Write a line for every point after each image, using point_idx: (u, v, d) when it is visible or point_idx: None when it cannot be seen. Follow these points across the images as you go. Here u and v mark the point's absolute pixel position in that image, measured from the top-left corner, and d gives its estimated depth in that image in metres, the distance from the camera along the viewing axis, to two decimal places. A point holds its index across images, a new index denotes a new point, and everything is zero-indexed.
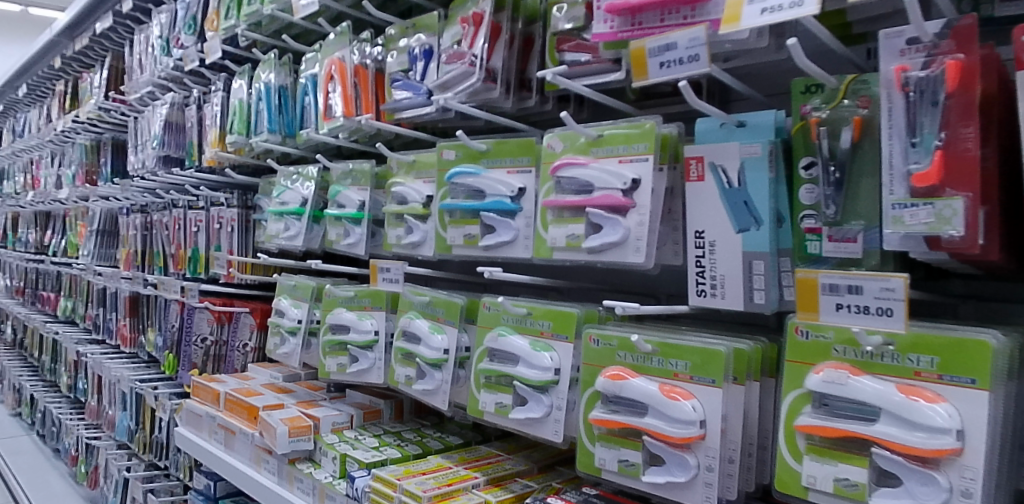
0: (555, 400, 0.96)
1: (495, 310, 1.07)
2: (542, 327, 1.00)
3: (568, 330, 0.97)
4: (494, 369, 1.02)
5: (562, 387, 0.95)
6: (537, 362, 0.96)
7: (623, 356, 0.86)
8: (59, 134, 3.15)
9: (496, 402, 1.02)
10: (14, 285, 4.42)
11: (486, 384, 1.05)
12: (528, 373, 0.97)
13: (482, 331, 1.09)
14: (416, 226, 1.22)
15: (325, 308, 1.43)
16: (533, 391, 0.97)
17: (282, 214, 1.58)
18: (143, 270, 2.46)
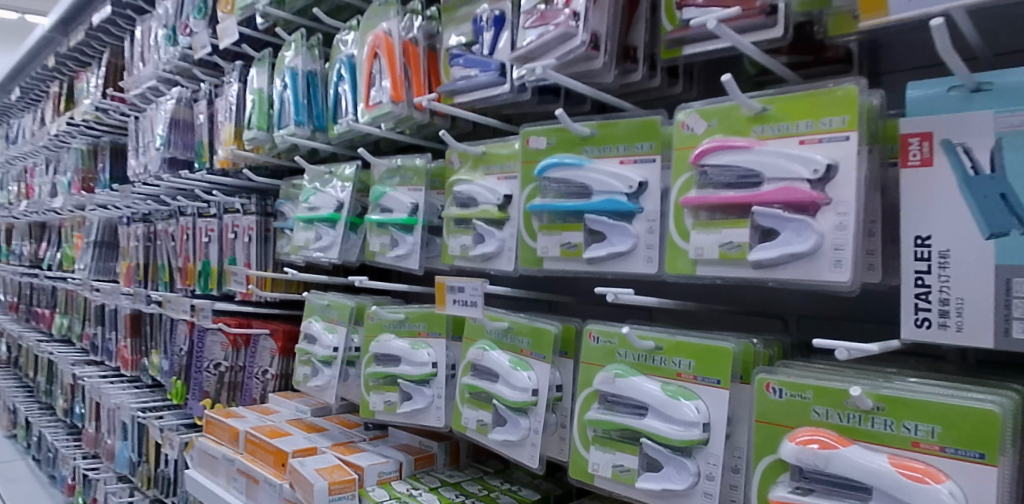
0: (705, 468, 0.71)
1: (606, 342, 0.83)
2: (678, 367, 0.76)
3: (721, 372, 0.72)
4: (612, 422, 0.78)
5: (715, 449, 0.71)
6: (678, 416, 0.72)
7: (821, 412, 0.62)
8: (54, 139, 2.91)
9: (614, 465, 0.78)
10: (7, 301, 4.17)
11: (599, 441, 0.80)
12: (665, 430, 0.72)
13: (587, 370, 0.84)
14: (489, 234, 0.98)
15: (368, 333, 1.19)
16: (671, 455, 0.73)
17: (311, 221, 1.34)
18: (147, 286, 2.21)
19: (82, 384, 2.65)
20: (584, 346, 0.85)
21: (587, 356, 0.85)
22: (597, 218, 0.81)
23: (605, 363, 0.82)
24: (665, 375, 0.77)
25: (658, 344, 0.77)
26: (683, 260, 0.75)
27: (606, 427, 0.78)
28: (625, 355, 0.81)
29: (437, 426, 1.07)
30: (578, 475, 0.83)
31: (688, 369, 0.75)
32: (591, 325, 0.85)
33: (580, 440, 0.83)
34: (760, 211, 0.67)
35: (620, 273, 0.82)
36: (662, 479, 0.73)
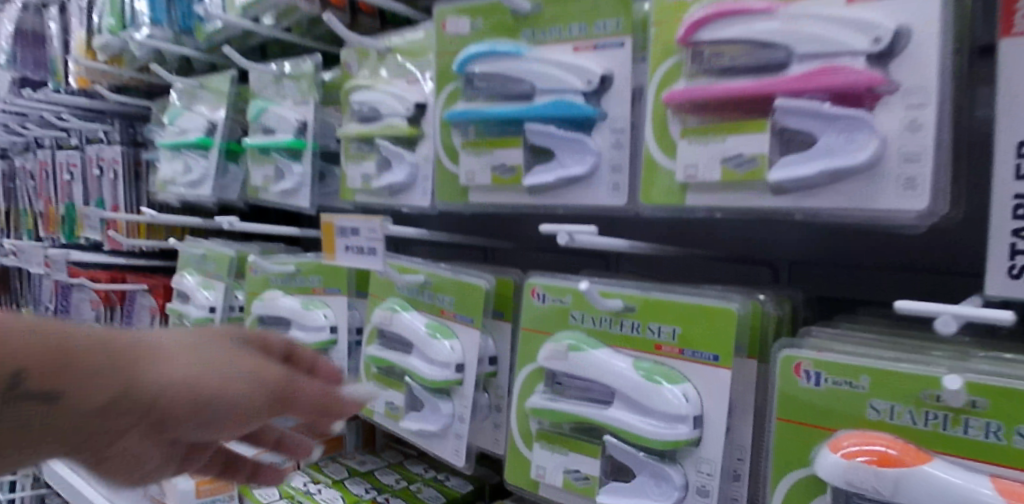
0: (694, 479, 0.50)
1: (555, 302, 0.60)
2: (656, 336, 0.54)
3: (718, 344, 0.50)
4: (563, 414, 0.56)
5: (710, 455, 0.50)
6: (658, 409, 0.50)
7: (878, 408, 0.41)
8: None
9: (567, 471, 0.57)
10: None
11: (545, 437, 0.59)
12: (640, 428, 0.51)
13: (529, 339, 0.62)
14: (396, 157, 0.73)
15: (251, 291, 0.93)
16: (647, 461, 0.51)
17: (179, 148, 1.05)
18: (9, 235, 1.87)
19: None
20: (526, 307, 0.63)
21: (528, 320, 0.62)
22: (540, 129, 0.57)
23: (554, 330, 0.60)
24: (637, 346, 0.55)
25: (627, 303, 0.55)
26: (666, 185, 0.52)
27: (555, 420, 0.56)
28: (582, 319, 0.58)
29: None
30: (518, 479, 0.62)
31: (671, 339, 0.53)
32: (533, 278, 0.62)
33: (521, 433, 0.62)
34: (790, 107, 0.44)
35: (575, 207, 0.59)
36: (634, 493, 0.52)
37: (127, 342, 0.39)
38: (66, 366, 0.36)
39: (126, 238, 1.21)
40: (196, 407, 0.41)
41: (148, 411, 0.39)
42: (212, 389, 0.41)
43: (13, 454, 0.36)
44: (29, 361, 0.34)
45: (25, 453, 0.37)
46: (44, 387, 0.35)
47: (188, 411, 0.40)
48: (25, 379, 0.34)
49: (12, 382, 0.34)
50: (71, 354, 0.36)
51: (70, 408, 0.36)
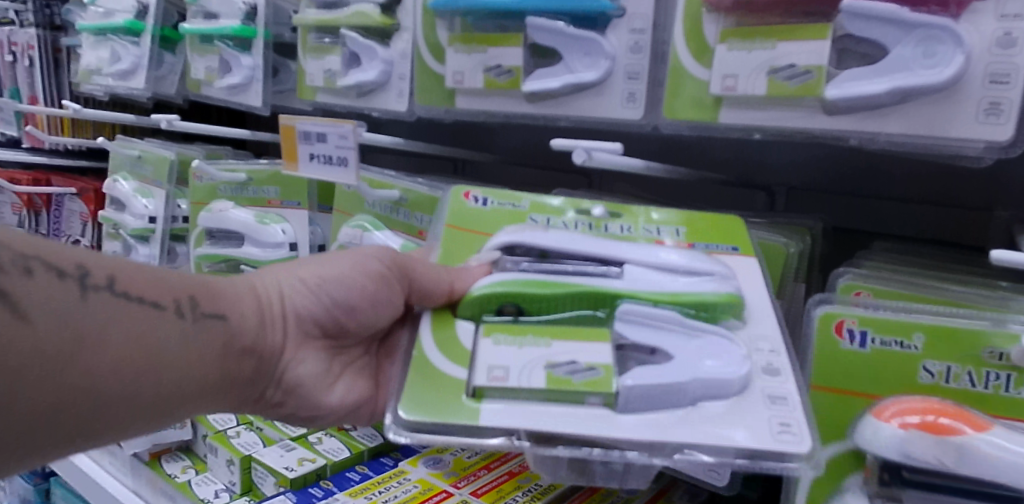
0: (757, 359, 0.37)
1: (502, 206, 0.50)
2: (656, 235, 0.48)
3: (733, 237, 0.47)
4: (549, 281, 0.40)
5: (767, 331, 0.39)
6: (696, 267, 0.41)
7: (932, 370, 0.36)
8: None
9: (547, 365, 0.35)
10: None
11: (499, 329, 0.38)
12: (677, 288, 0.40)
13: (455, 240, 0.49)
14: (367, 52, 0.62)
15: (195, 200, 0.83)
16: (701, 326, 0.37)
17: (105, 33, 0.91)
18: None
19: None
20: (458, 207, 0.50)
21: (456, 219, 0.50)
22: (545, 24, 0.48)
23: (498, 229, 0.49)
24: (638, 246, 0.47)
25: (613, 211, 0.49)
26: (696, 97, 0.45)
27: (529, 299, 0.39)
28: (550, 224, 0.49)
29: None
30: (430, 406, 0.35)
31: (674, 237, 0.48)
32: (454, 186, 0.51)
33: (442, 348, 0.39)
34: (861, 8, 0.37)
35: (581, 119, 0.52)
36: (686, 367, 0.35)
37: (241, 277, 0.47)
38: (205, 291, 0.42)
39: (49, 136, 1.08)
40: (314, 292, 0.48)
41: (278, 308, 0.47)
42: (326, 280, 0.47)
43: (195, 393, 0.41)
44: (188, 287, 0.41)
45: (200, 391, 0.41)
46: (210, 306, 0.42)
47: (324, 302, 0.48)
48: (198, 301, 0.41)
49: (191, 303, 0.41)
50: (218, 290, 0.43)
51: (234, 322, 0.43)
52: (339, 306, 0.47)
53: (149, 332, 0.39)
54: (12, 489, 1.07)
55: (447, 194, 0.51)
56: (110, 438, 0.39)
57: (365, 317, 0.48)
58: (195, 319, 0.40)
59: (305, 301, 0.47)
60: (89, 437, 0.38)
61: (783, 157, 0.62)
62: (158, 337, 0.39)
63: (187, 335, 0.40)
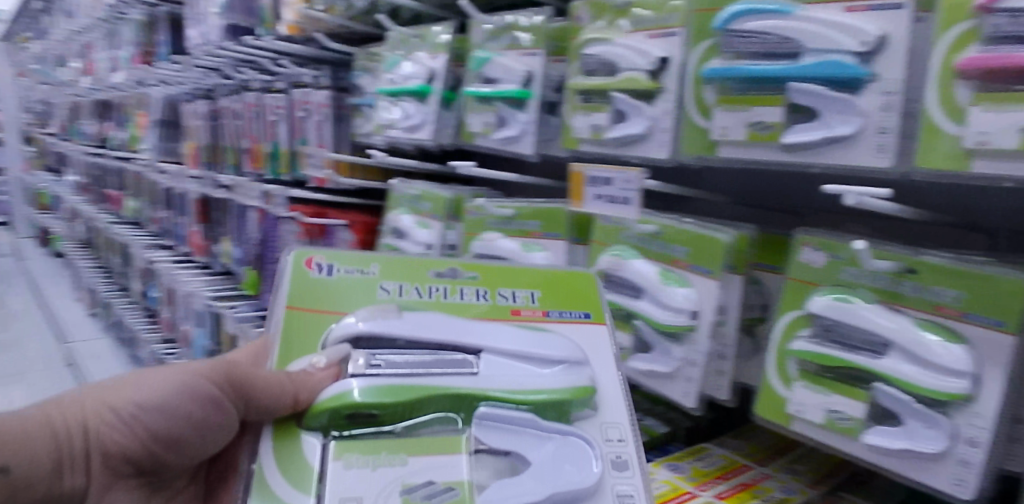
0: (610, 451, 0.57)
1: (348, 273, 0.63)
2: (513, 302, 0.64)
3: (589, 304, 0.66)
4: (401, 388, 0.54)
5: (615, 419, 0.59)
6: (555, 354, 0.59)
7: None
8: (114, 8, 2.90)
9: (404, 490, 0.50)
10: (80, 181, 4.31)
11: (348, 450, 0.52)
12: (546, 382, 0.57)
13: (297, 319, 0.60)
14: (635, 110, 0.77)
15: (467, 232, 1.00)
16: (559, 431, 0.55)
17: (397, 95, 1.14)
18: (213, 169, 2.12)
19: (153, 266, 2.68)
20: (302, 280, 0.61)
21: (292, 297, 0.60)
22: (806, 88, 0.59)
23: (352, 306, 0.61)
24: (490, 311, 0.64)
25: (462, 273, 0.65)
26: (950, 151, 0.53)
27: (382, 409, 0.53)
28: (400, 291, 0.64)
29: None
30: None
31: (530, 303, 0.65)
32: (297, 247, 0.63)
33: (289, 472, 0.51)
34: None
35: (834, 167, 0.61)
36: (548, 481, 0.52)
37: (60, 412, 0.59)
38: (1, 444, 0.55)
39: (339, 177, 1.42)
40: (129, 424, 0.60)
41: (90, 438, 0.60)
42: (146, 415, 0.60)
43: None
44: None
45: None
46: None
47: (139, 430, 0.60)
48: None
49: None
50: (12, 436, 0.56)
51: (30, 472, 0.56)
52: (162, 439, 0.60)
53: None
54: None
55: (289, 257, 0.62)
56: None
57: (184, 444, 0.61)
58: None
59: (130, 439, 0.60)
60: None
61: (993, 209, 0.65)
62: None
63: None
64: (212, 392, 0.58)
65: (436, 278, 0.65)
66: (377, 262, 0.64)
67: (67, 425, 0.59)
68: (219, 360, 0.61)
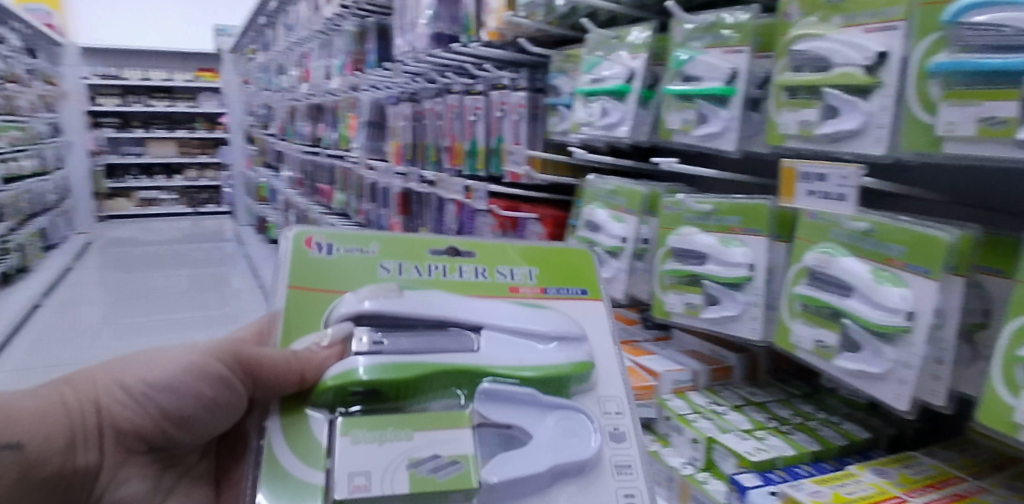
0: (609, 423, 0.72)
1: (348, 252, 0.73)
2: (509, 280, 0.77)
3: (584, 282, 0.80)
4: (410, 365, 0.64)
5: (611, 393, 0.74)
6: (553, 329, 0.72)
7: None
8: (330, 22, 3.25)
9: (410, 464, 0.60)
10: (296, 176, 4.88)
11: (356, 428, 0.61)
12: (544, 358, 0.70)
13: (299, 296, 0.70)
14: (849, 106, 0.76)
15: (664, 226, 1.05)
16: (559, 406, 0.69)
17: (594, 94, 1.20)
18: (414, 164, 2.32)
19: None
20: (304, 260, 0.71)
21: (294, 278, 0.70)
22: None
23: (354, 285, 0.72)
24: (492, 287, 0.77)
25: (463, 253, 0.77)
26: None
27: (391, 385, 0.63)
28: (399, 270, 0.75)
29: (750, 339, 0.93)
30: None
31: (526, 280, 0.78)
32: (295, 229, 0.73)
33: (303, 453, 0.61)
34: None
35: None
36: (549, 452, 0.66)
37: (79, 398, 0.68)
38: (20, 427, 0.63)
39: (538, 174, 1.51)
40: (141, 404, 0.69)
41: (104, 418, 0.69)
42: (154, 395, 0.69)
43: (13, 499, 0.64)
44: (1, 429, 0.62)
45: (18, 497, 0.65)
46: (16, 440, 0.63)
47: (151, 408, 0.69)
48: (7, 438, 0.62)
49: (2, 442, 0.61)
50: (33, 423, 0.65)
51: (46, 445, 0.66)
52: (172, 418, 0.70)
53: None
54: None
55: (290, 239, 0.72)
56: None
57: (195, 420, 0.70)
58: None
59: (141, 416, 0.70)
60: None
61: None
62: None
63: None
64: (223, 373, 0.67)
65: (434, 257, 0.77)
66: (377, 243, 0.75)
67: (81, 401, 0.68)
68: (220, 343, 0.70)
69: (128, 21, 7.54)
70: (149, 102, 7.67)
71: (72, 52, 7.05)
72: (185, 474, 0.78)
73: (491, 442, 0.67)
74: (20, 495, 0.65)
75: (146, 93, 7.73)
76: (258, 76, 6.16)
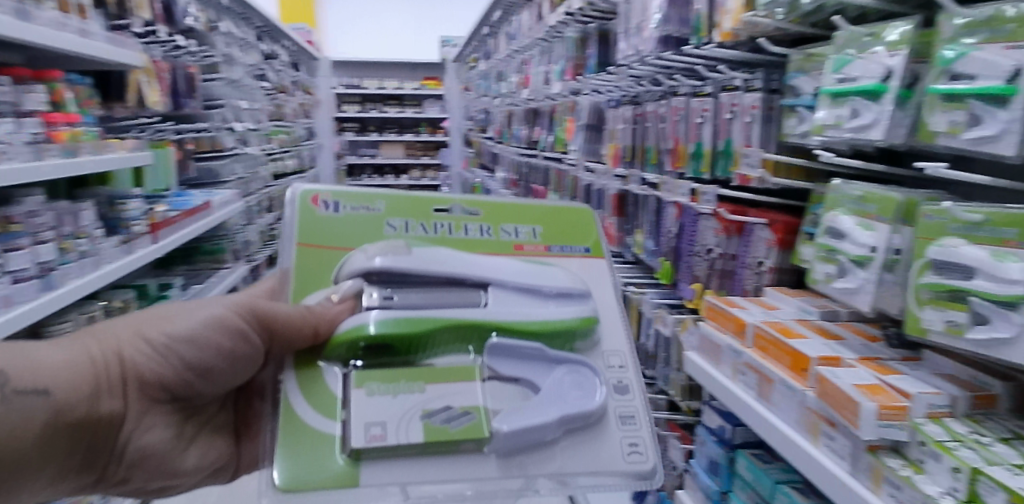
0: (613, 378, 0.88)
1: (351, 211, 0.88)
2: (512, 239, 0.93)
3: (585, 240, 0.96)
4: (419, 320, 0.79)
5: (616, 350, 0.90)
6: (547, 285, 0.88)
7: None
8: (552, 29, 3.39)
9: (422, 415, 0.75)
10: (510, 176, 5.14)
11: (368, 382, 0.76)
12: (549, 315, 0.85)
13: (306, 251, 0.85)
14: None
15: (923, 235, 0.98)
16: (562, 361, 0.85)
17: (845, 95, 1.14)
18: (632, 166, 2.35)
19: None
20: (306, 219, 0.86)
21: (303, 238, 0.85)
22: None
23: (355, 244, 0.87)
24: (496, 244, 0.92)
25: (467, 212, 0.92)
26: None
27: (399, 337, 0.79)
28: (404, 227, 0.89)
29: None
30: (323, 458, 0.74)
31: (530, 239, 0.93)
32: (297, 188, 0.87)
33: (319, 412, 0.77)
34: None
35: None
36: (556, 407, 0.80)
37: (108, 354, 0.91)
38: (48, 382, 0.85)
39: (771, 177, 1.47)
40: (165, 356, 0.92)
41: (127, 371, 0.92)
42: (174, 350, 0.92)
43: (52, 438, 0.87)
44: (32, 380, 0.83)
45: (56, 435, 0.87)
46: (47, 389, 0.85)
47: (170, 359, 0.92)
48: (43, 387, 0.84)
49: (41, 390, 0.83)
50: (63, 378, 0.87)
51: (75, 392, 0.87)
52: (193, 367, 0.93)
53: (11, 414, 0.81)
54: (708, 450, 1.52)
55: (297, 199, 0.87)
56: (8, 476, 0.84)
57: (213, 367, 0.93)
58: (30, 398, 0.82)
59: (161, 367, 0.93)
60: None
61: None
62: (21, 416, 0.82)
63: (34, 408, 0.83)
64: (241, 326, 0.90)
65: (438, 216, 0.91)
66: (381, 201, 0.90)
67: (105, 356, 0.91)
68: (229, 304, 0.92)
69: (372, 36, 8.44)
70: (384, 109, 8.54)
71: (327, 65, 8.06)
72: (203, 420, 1.03)
73: (502, 395, 0.81)
74: (60, 435, 0.87)
75: (382, 100, 8.60)
76: (478, 83, 6.57)
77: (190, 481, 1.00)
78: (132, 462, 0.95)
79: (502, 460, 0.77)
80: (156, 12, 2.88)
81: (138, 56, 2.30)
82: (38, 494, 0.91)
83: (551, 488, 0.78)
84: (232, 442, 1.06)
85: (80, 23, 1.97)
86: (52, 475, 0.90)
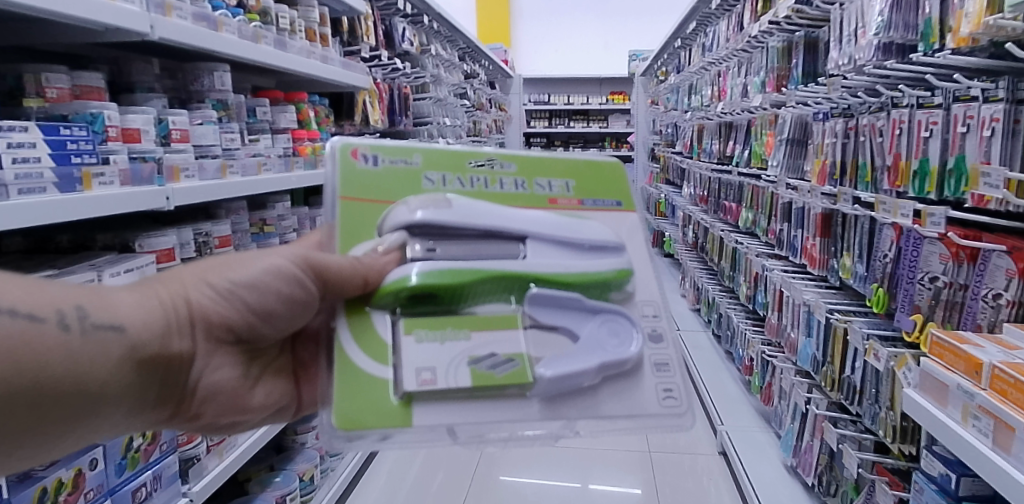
0: (648, 325, 0.86)
1: (393, 163, 0.85)
2: (547, 192, 0.89)
3: (617, 195, 0.91)
4: (461, 271, 0.78)
5: (649, 298, 0.88)
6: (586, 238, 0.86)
7: None
8: (754, 39, 3.25)
9: (471, 360, 0.75)
10: (698, 193, 5.00)
11: (418, 328, 0.77)
12: (588, 265, 0.85)
13: (352, 205, 0.82)
14: None
15: None
16: (598, 311, 0.83)
17: None
18: (842, 185, 2.19)
19: (769, 275, 2.92)
20: (350, 172, 0.83)
21: (346, 191, 0.82)
22: None
23: (400, 197, 0.84)
24: (532, 198, 0.88)
25: (501, 165, 0.88)
26: None
27: (444, 286, 0.78)
28: (443, 181, 0.86)
29: None
30: (381, 398, 0.76)
31: (564, 193, 0.89)
32: (335, 141, 0.84)
33: (373, 357, 0.77)
34: None
35: None
36: (596, 357, 0.79)
37: (175, 295, 0.86)
38: (119, 318, 0.79)
39: (1016, 199, 1.30)
40: (232, 300, 0.88)
41: (197, 313, 0.87)
42: (241, 294, 0.88)
43: (128, 377, 0.81)
44: (105, 317, 0.78)
45: (132, 375, 0.81)
46: (121, 325, 0.79)
47: (237, 303, 0.89)
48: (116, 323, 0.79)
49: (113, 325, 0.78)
50: (135, 316, 0.81)
51: (149, 330, 0.82)
52: (256, 310, 0.89)
53: (83, 348, 0.76)
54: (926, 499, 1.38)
55: (337, 151, 0.83)
56: (83, 417, 0.79)
57: (280, 312, 0.89)
58: (107, 334, 0.77)
59: (229, 309, 0.89)
60: (71, 415, 0.77)
61: None
62: (96, 352, 0.77)
63: (108, 345, 0.78)
64: (298, 274, 0.85)
65: (475, 170, 0.87)
66: (419, 155, 0.86)
67: (174, 297, 0.86)
68: (290, 251, 0.88)
69: (564, 53, 8.67)
70: (571, 124, 8.74)
71: (520, 82, 8.41)
72: (266, 363, 1.00)
73: (545, 342, 0.80)
74: (135, 374, 0.82)
75: (570, 116, 8.80)
76: (667, 97, 6.48)
77: (257, 417, 0.98)
78: (203, 402, 0.92)
79: (546, 405, 0.77)
80: (380, 39, 3.21)
81: (366, 78, 2.58)
82: (107, 435, 0.85)
83: (591, 430, 0.80)
84: (294, 384, 1.02)
85: (323, 51, 2.25)
86: (120, 417, 0.84)
